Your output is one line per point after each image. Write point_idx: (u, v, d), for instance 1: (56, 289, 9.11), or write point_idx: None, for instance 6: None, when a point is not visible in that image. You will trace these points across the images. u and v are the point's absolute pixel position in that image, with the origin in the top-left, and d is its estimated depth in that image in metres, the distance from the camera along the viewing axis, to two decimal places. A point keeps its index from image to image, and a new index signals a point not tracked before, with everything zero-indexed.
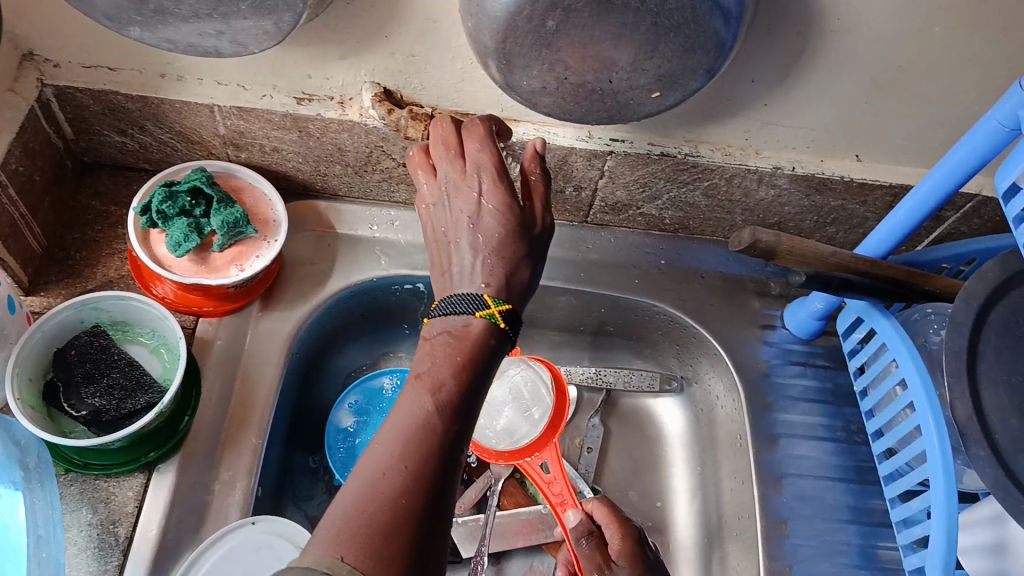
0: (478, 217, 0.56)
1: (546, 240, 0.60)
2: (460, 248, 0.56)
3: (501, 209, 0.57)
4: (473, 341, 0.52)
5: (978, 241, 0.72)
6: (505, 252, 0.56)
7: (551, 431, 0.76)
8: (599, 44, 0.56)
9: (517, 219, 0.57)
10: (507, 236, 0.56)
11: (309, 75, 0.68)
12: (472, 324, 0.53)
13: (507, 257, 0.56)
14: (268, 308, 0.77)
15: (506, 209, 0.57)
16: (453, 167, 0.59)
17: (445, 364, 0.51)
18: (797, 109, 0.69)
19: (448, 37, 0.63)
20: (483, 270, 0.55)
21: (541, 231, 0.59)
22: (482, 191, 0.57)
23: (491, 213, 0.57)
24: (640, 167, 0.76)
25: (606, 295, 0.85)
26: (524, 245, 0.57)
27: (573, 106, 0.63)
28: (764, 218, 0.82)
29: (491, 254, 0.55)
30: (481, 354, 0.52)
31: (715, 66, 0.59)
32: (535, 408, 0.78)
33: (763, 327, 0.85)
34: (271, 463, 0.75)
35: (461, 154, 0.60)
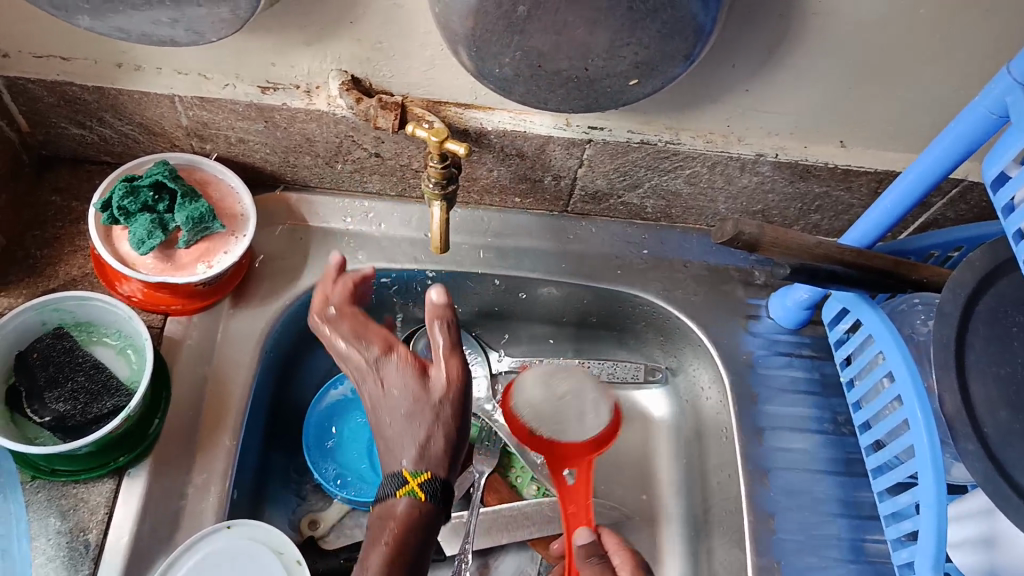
0: (379, 403, 0.57)
1: (461, 403, 0.57)
2: (382, 429, 0.57)
3: (398, 381, 0.57)
4: (405, 521, 0.55)
5: (965, 228, 0.71)
6: (421, 436, 0.56)
7: (592, 447, 0.78)
8: (573, 30, 0.53)
9: (420, 391, 0.57)
10: (398, 382, 0.57)
11: (272, 63, 0.65)
12: (397, 508, 0.55)
13: (416, 437, 0.56)
14: (239, 305, 0.75)
15: (410, 388, 0.57)
16: (351, 352, 0.59)
17: (379, 549, 0.54)
18: (780, 95, 0.67)
19: (416, 22, 0.60)
20: (402, 441, 0.56)
21: (446, 391, 0.57)
22: (382, 377, 0.57)
23: (394, 375, 0.57)
24: (620, 156, 0.74)
25: (589, 286, 0.83)
26: (434, 411, 0.56)
27: (548, 94, 0.60)
28: (748, 206, 0.80)
29: (404, 430, 0.56)
30: (408, 537, 0.55)
31: (694, 52, 0.56)
32: (589, 417, 0.78)
33: (747, 317, 0.83)
34: (246, 466, 0.73)
35: (356, 329, 0.60)
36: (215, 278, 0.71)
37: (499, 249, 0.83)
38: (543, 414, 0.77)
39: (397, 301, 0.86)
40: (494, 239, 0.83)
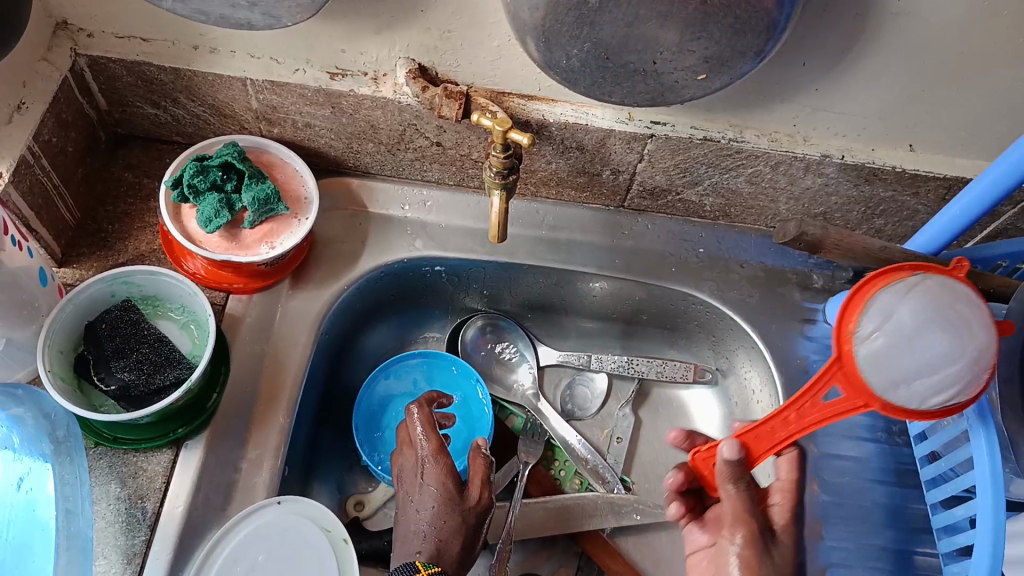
0: (420, 509, 0.68)
1: (483, 514, 0.70)
2: (408, 526, 0.68)
3: (443, 482, 0.69)
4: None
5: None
6: (442, 531, 0.67)
7: (883, 405, 0.58)
8: (643, 22, 0.53)
9: (450, 504, 0.68)
10: (446, 489, 0.69)
11: (342, 49, 0.66)
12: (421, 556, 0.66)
13: (438, 533, 0.67)
14: (297, 286, 0.77)
15: (443, 487, 0.69)
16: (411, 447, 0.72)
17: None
18: (850, 96, 0.66)
19: (485, 12, 0.61)
20: (421, 539, 0.67)
21: (476, 504, 0.70)
22: (423, 473, 0.70)
23: (441, 477, 0.69)
24: (681, 152, 0.73)
25: (642, 283, 0.83)
26: (459, 516, 0.68)
27: (613, 87, 0.60)
28: (809, 208, 0.79)
29: (428, 528, 0.67)
30: None
31: (765, 48, 0.56)
32: (919, 386, 0.56)
33: (803, 321, 0.82)
34: (297, 443, 0.75)
35: (428, 438, 0.72)
36: (277, 258, 0.72)
37: (553, 242, 0.83)
38: (938, 364, 0.56)
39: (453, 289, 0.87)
40: (548, 232, 0.83)
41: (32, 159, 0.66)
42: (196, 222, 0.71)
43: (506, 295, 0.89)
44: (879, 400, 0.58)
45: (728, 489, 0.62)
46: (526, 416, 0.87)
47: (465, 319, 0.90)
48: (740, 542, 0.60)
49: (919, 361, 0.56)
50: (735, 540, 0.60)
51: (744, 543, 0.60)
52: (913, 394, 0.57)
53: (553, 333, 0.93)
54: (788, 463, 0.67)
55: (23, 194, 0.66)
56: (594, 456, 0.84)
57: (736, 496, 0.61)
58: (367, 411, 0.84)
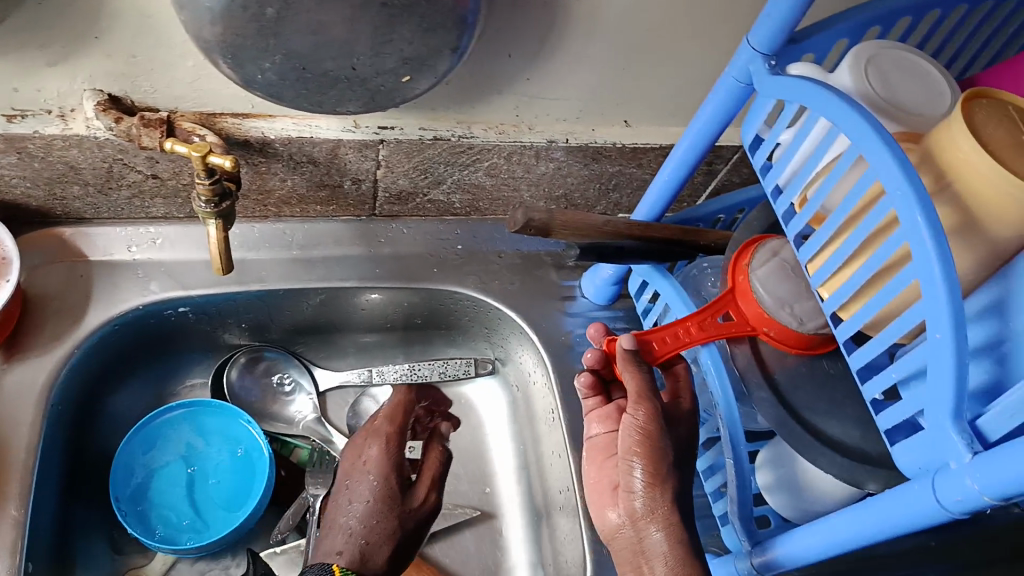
0: (354, 508, 0.69)
1: (426, 517, 0.72)
2: (342, 518, 0.69)
3: (387, 478, 0.71)
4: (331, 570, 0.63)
5: (742, 192, 0.76)
6: (377, 529, 0.68)
7: (768, 327, 0.61)
8: (330, 29, 0.51)
9: (390, 497, 0.70)
10: (392, 484, 0.71)
11: (15, 87, 0.59)
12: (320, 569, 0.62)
13: (372, 527, 0.68)
14: (13, 357, 0.68)
15: (388, 480, 0.71)
16: (363, 438, 0.73)
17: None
18: (560, 81, 0.69)
19: (168, 31, 0.56)
20: (346, 541, 0.67)
21: (420, 506, 0.72)
22: (370, 463, 0.71)
23: (389, 469, 0.71)
24: (415, 154, 0.73)
25: (405, 288, 0.82)
26: (398, 516, 0.69)
27: (321, 97, 0.58)
28: (550, 191, 0.82)
29: (360, 523, 0.68)
30: None
31: (461, 43, 0.56)
32: (800, 306, 0.60)
33: (563, 299, 0.84)
34: (41, 533, 0.66)
35: (387, 433, 0.73)
36: None
37: (308, 261, 0.79)
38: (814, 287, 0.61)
39: (215, 331, 0.82)
40: (301, 252, 0.79)
41: None
42: None
43: (271, 324, 0.84)
44: (764, 320, 0.61)
45: (628, 374, 0.62)
46: (312, 447, 0.85)
47: (227, 358, 0.84)
48: (639, 414, 0.60)
49: (801, 284, 0.61)
50: (636, 415, 0.60)
51: (646, 415, 0.60)
52: (797, 313, 0.60)
53: (328, 353, 0.90)
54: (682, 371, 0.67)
55: None
56: None
57: (635, 379, 0.61)
58: (125, 477, 0.76)
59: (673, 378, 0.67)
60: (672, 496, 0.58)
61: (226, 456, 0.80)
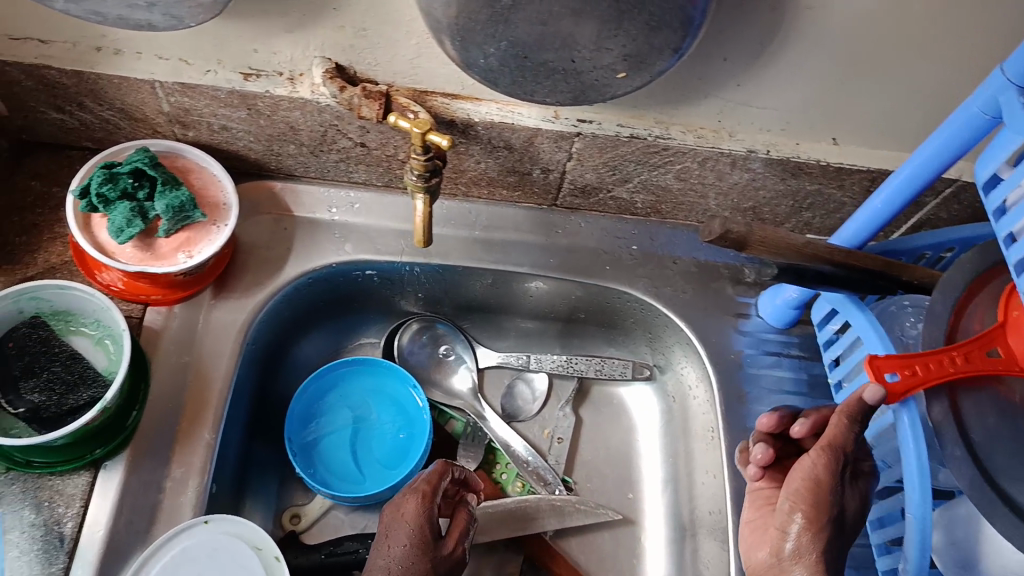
0: (389, 558, 0.62)
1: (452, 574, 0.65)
2: (378, 556, 0.63)
3: (422, 535, 0.64)
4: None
5: (958, 229, 0.70)
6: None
7: None
8: (558, 20, 0.52)
9: (424, 543, 0.63)
10: (427, 542, 0.64)
11: (254, 49, 0.64)
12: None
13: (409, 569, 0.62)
14: (221, 295, 0.74)
15: (422, 528, 0.64)
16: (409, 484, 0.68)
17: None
18: (772, 90, 0.66)
19: (400, 9, 0.59)
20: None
21: (450, 557, 0.65)
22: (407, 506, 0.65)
23: (423, 523, 0.65)
24: (609, 150, 0.72)
25: (576, 280, 0.81)
26: (432, 559, 0.63)
27: (534, 86, 0.59)
28: (740, 202, 0.79)
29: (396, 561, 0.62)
30: None
31: (683, 45, 0.55)
32: None
33: (737, 316, 0.81)
34: (226, 459, 0.72)
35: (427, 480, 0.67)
36: (197, 268, 0.69)
37: (487, 242, 0.81)
38: None
39: (393, 296, 0.86)
40: (482, 233, 0.81)
41: None
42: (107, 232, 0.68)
43: (442, 296, 0.87)
44: None
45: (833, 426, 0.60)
46: (466, 420, 0.87)
47: (401, 323, 0.88)
48: (820, 461, 0.59)
49: None
50: (817, 461, 0.59)
51: (828, 464, 0.58)
52: None
53: (491, 333, 0.92)
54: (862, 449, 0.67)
55: None
56: (534, 457, 0.83)
57: (841, 428, 0.59)
58: (299, 423, 0.81)
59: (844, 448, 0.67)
60: (826, 554, 0.57)
61: (391, 430, 0.83)
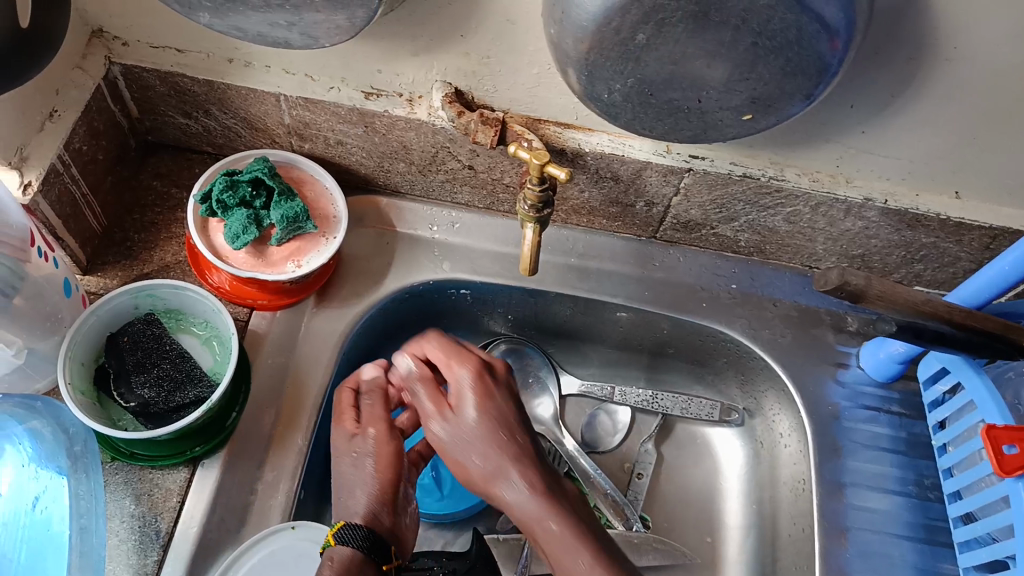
0: (355, 486, 0.60)
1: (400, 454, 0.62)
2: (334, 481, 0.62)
3: (381, 450, 0.62)
4: (349, 562, 0.55)
5: None
6: (376, 511, 0.59)
7: None
8: (691, 61, 0.51)
9: (344, 444, 0.62)
10: (386, 452, 0.62)
11: (378, 70, 0.65)
12: (333, 559, 0.55)
13: (344, 481, 0.61)
14: (322, 304, 0.76)
15: (342, 430, 0.64)
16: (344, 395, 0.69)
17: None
18: (897, 140, 0.64)
19: (526, 39, 0.60)
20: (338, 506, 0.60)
21: (375, 441, 0.62)
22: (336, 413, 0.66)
23: (388, 446, 0.62)
24: (719, 188, 0.71)
25: (671, 316, 0.80)
26: (351, 452, 0.62)
27: (655, 123, 0.58)
28: (847, 249, 0.77)
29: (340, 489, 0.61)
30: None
31: (815, 91, 0.53)
32: None
33: (836, 365, 0.79)
34: (314, 466, 0.73)
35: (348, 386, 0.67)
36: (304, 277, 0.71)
37: (583, 271, 0.81)
38: None
39: (483, 316, 0.87)
40: (578, 260, 0.81)
41: (62, 168, 0.65)
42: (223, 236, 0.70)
43: (532, 320, 0.87)
44: None
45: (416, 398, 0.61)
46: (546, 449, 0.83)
47: (487, 342, 0.86)
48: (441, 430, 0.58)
49: None
50: (438, 428, 0.59)
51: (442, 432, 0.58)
52: None
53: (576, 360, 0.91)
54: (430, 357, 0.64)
55: (51, 202, 0.64)
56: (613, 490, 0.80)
57: (477, 420, 0.58)
58: None
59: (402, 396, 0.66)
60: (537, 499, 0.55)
61: None
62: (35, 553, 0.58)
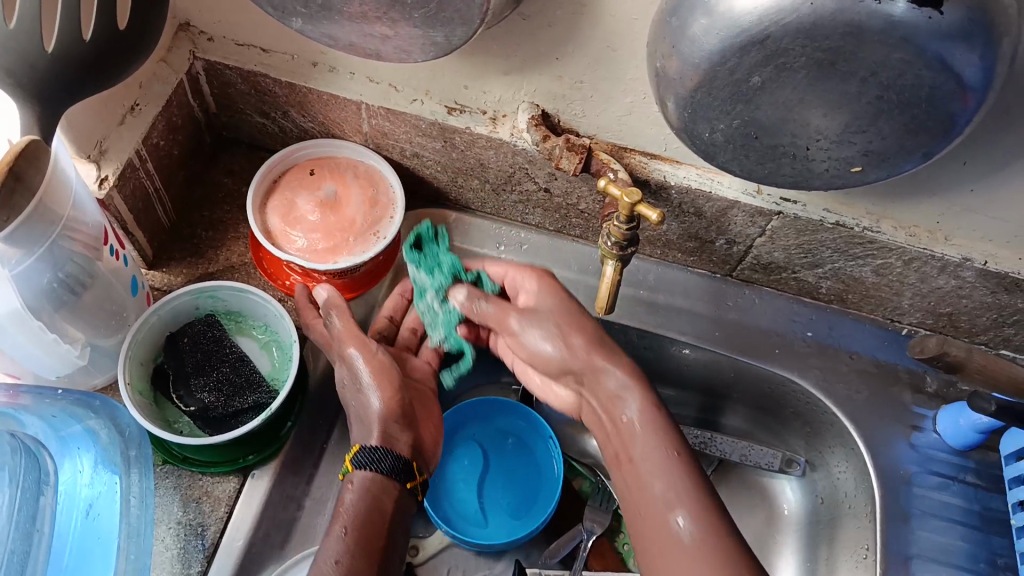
0: (369, 410, 0.59)
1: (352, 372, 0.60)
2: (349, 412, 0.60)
3: (383, 381, 0.60)
4: (371, 486, 0.56)
5: None
6: (396, 433, 0.59)
7: None
8: (808, 108, 0.48)
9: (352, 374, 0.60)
10: (388, 383, 0.60)
11: (465, 85, 0.63)
12: (353, 484, 0.56)
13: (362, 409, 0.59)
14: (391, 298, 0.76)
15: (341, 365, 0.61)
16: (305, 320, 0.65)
17: (341, 538, 0.53)
18: (1009, 201, 0.60)
19: (625, 67, 0.57)
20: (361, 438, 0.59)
21: (373, 360, 0.60)
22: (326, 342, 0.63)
23: (389, 372, 0.61)
24: (807, 234, 0.68)
25: (740, 359, 0.76)
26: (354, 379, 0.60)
27: (755, 166, 0.55)
28: (935, 306, 0.73)
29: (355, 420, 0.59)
30: (374, 524, 0.54)
31: (936, 149, 0.49)
32: None
33: (910, 427, 0.75)
34: None
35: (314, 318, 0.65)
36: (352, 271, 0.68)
37: (651, 305, 0.78)
38: None
39: None
40: (647, 293, 0.78)
41: (139, 163, 0.64)
42: (278, 219, 0.68)
43: None
44: None
45: (480, 307, 0.64)
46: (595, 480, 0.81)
47: None
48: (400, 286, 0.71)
49: None
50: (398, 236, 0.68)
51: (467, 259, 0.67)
52: None
53: None
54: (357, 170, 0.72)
55: (125, 196, 0.63)
56: None
57: (346, 200, 0.69)
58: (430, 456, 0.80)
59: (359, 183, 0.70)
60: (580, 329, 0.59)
61: (521, 477, 0.80)
62: (79, 553, 0.54)
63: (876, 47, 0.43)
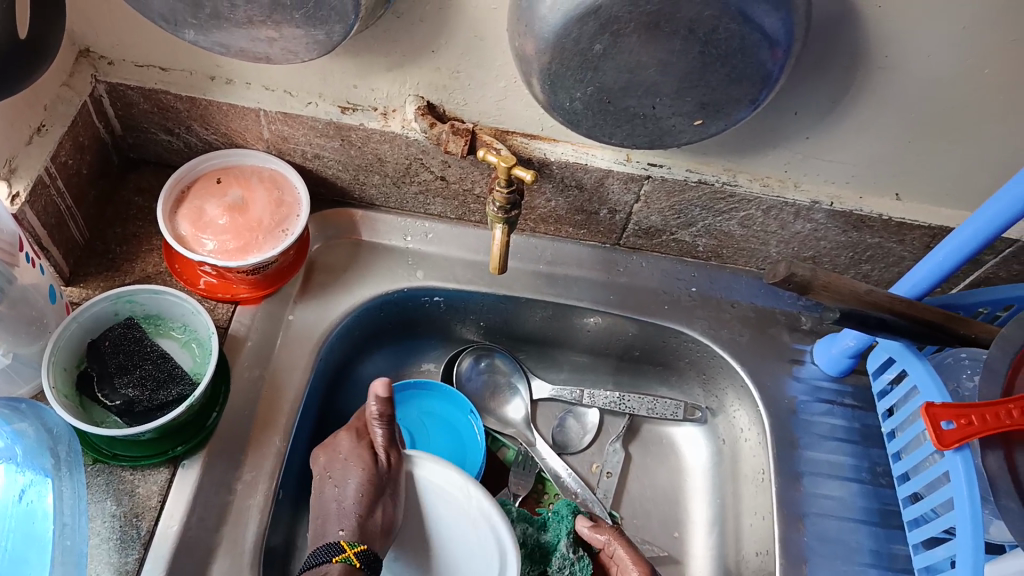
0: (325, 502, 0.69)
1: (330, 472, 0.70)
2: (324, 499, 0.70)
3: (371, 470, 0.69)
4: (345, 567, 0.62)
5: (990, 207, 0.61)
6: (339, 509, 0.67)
7: None
8: (645, 69, 0.56)
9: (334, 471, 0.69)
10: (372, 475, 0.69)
11: (354, 85, 0.69)
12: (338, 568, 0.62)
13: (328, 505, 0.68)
14: (304, 296, 0.80)
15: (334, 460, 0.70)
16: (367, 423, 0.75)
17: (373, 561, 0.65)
18: (839, 145, 0.69)
19: (494, 53, 0.64)
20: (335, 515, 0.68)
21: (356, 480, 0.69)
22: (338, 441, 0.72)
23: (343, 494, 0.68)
24: (676, 194, 0.76)
25: (636, 318, 0.84)
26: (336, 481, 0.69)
27: (614, 130, 0.62)
28: (799, 251, 0.82)
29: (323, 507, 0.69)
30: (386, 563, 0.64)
31: (759, 97, 0.58)
32: None
33: (791, 362, 0.83)
34: (293, 467, 0.76)
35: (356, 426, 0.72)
36: (264, 267, 0.73)
37: (551, 277, 0.84)
38: None
39: (456, 322, 0.90)
40: (546, 267, 0.85)
41: (48, 180, 0.68)
42: (186, 225, 0.72)
43: (504, 328, 0.90)
44: None
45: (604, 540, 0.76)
46: (518, 449, 0.88)
47: (458, 351, 0.91)
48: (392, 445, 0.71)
49: None
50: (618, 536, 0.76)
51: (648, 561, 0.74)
52: None
53: (546, 365, 0.94)
54: (260, 174, 0.76)
55: (38, 212, 0.67)
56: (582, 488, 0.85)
57: (253, 202, 0.74)
58: None
59: (264, 185, 0.76)
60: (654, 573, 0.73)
61: (446, 453, 0.86)
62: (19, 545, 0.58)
63: (688, 6, 0.51)
